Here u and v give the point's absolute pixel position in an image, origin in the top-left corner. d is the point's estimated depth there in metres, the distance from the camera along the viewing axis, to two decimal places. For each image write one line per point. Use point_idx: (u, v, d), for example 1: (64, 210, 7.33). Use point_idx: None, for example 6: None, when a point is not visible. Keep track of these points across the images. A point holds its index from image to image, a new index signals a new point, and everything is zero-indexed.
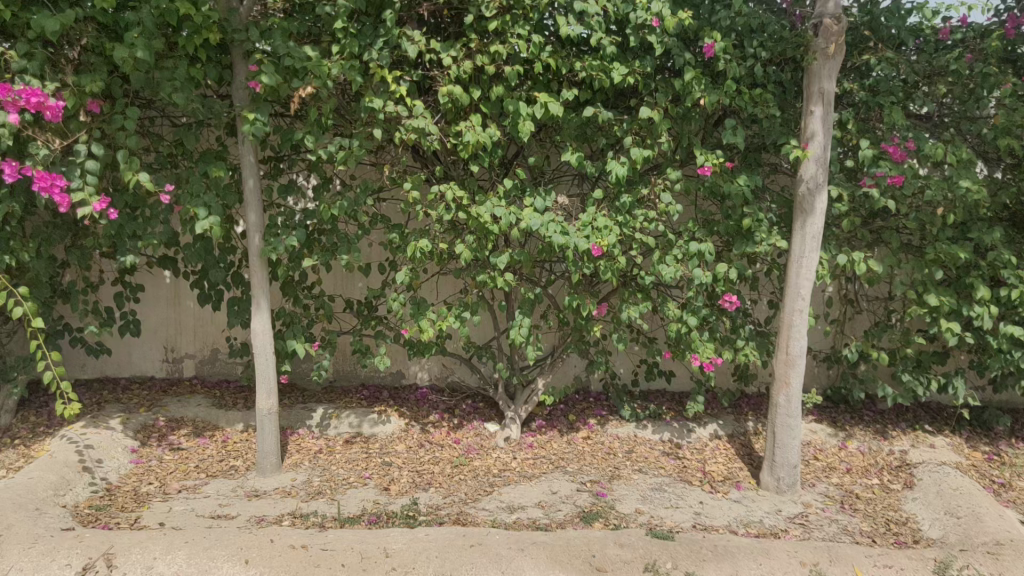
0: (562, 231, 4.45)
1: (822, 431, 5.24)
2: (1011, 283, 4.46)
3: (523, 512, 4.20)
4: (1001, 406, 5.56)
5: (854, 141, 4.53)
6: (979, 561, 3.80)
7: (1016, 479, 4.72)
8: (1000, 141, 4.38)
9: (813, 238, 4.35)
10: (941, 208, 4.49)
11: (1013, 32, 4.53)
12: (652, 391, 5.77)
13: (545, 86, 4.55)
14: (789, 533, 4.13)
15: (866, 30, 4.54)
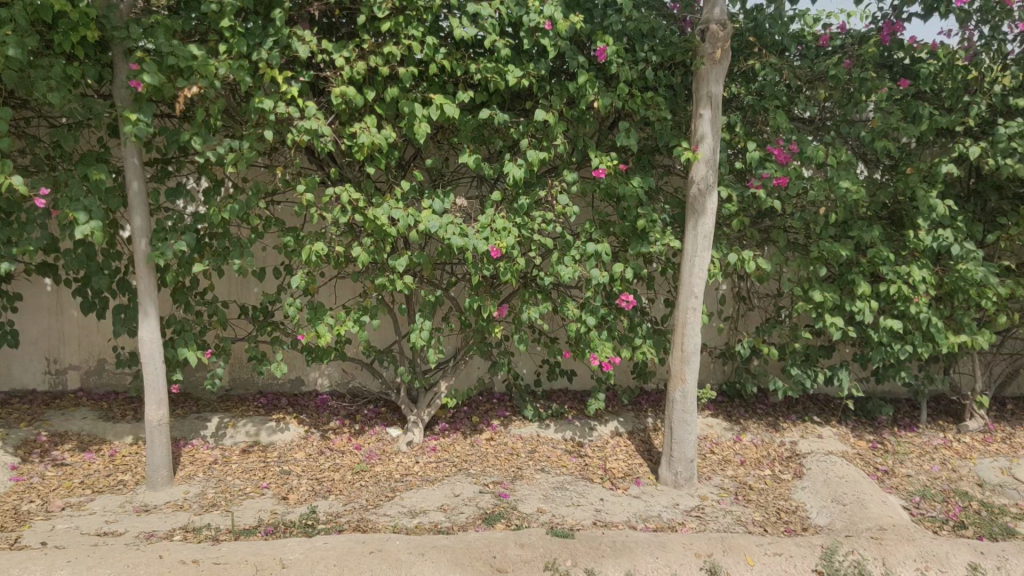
0: (461, 233, 4.44)
1: (718, 425, 5.39)
2: (890, 279, 4.68)
3: (425, 516, 4.17)
4: (884, 396, 5.83)
5: (741, 143, 4.67)
6: (863, 546, 3.97)
7: (898, 466, 4.95)
8: (878, 143, 4.60)
9: (705, 238, 4.46)
10: (824, 208, 4.70)
11: (889, 39, 4.72)
12: (555, 391, 5.82)
13: (441, 88, 4.54)
14: (686, 526, 4.22)
15: (751, 36, 4.71)
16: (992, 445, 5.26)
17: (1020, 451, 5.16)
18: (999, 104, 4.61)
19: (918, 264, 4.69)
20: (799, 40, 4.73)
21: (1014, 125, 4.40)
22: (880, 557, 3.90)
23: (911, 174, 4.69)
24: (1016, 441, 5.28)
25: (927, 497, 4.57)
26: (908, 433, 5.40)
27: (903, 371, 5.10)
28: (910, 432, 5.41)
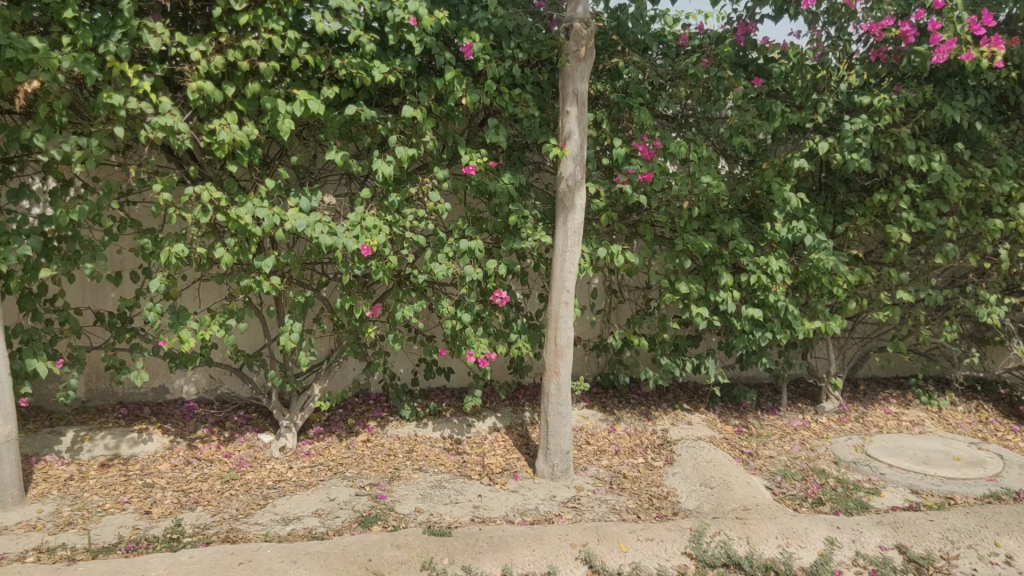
0: (330, 231, 4.34)
1: (594, 417, 5.49)
2: (750, 269, 4.88)
3: (298, 523, 4.06)
4: (748, 382, 6.08)
5: (608, 139, 4.77)
6: (729, 526, 4.13)
7: (761, 448, 5.17)
8: (736, 139, 4.80)
9: (575, 233, 4.52)
10: (687, 202, 4.86)
11: (743, 39, 4.93)
12: (432, 389, 5.80)
13: (305, 83, 4.43)
14: (562, 517, 4.28)
15: (614, 35, 4.81)
16: (846, 424, 5.57)
17: (871, 429, 5.49)
18: (845, 102, 4.88)
19: (775, 255, 4.91)
20: (660, 40, 4.93)
21: (858, 121, 4.66)
22: (745, 536, 4.08)
23: (767, 168, 4.91)
24: (868, 420, 5.61)
25: (788, 476, 4.80)
26: (771, 416, 5.66)
27: (764, 357, 5.33)
28: (772, 415, 5.66)
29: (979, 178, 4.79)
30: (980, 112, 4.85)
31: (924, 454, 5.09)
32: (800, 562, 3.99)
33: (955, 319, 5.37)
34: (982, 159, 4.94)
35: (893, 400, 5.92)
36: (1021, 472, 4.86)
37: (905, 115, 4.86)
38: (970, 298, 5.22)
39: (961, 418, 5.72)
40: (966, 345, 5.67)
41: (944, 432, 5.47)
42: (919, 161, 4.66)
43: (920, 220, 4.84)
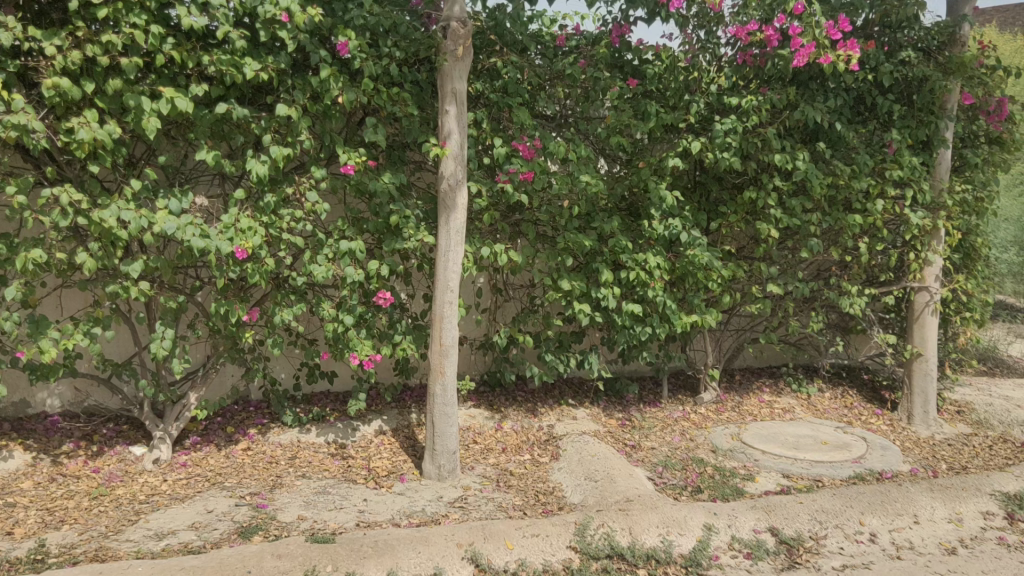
0: (202, 233, 4.18)
1: (480, 415, 5.50)
2: (630, 266, 4.99)
3: (173, 537, 3.88)
4: (631, 375, 6.22)
5: (488, 139, 4.79)
6: (612, 518, 4.21)
7: (643, 440, 5.31)
8: (613, 139, 4.91)
9: (457, 232, 4.51)
10: (567, 201, 4.94)
11: (618, 41, 5.03)
12: (316, 393, 5.69)
13: (172, 80, 4.26)
14: (449, 517, 4.26)
15: (492, 35, 4.83)
16: (723, 413, 5.78)
17: (747, 418, 5.72)
18: (716, 102, 5.05)
19: (653, 252, 5.04)
20: (538, 40, 4.95)
21: (728, 122, 4.84)
22: (628, 527, 4.16)
23: (643, 167, 5.03)
24: (743, 408, 5.84)
25: (669, 467, 4.94)
26: (653, 408, 5.81)
27: (645, 351, 5.47)
28: (654, 407, 5.82)
29: (840, 176, 5.05)
30: (839, 113, 5.11)
31: (795, 440, 5.34)
32: (680, 549, 4.10)
33: (821, 310, 5.65)
34: (842, 158, 5.21)
35: (767, 388, 6.18)
36: (883, 453, 5.16)
37: (771, 116, 5.07)
38: (834, 290, 5.50)
39: (829, 404, 6.02)
40: (832, 335, 5.97)
41: (813, 418, 5.75)
42: (784, 160, 4.89)
43: (787, 216, 5.07)
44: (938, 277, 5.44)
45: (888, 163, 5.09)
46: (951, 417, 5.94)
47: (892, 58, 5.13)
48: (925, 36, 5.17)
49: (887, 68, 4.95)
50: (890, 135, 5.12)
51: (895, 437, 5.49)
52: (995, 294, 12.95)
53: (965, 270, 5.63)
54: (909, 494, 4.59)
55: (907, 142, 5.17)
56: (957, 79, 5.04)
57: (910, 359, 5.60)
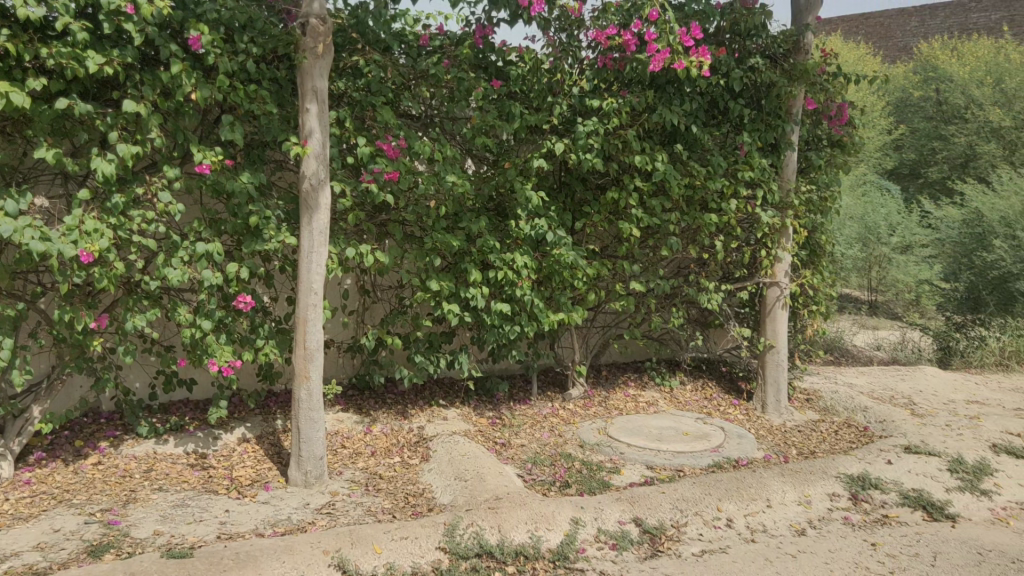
0: (42, 236, 3.92)
1: (349, 419, 5.41)
2: (497, 266, 5.03)
3: (15, 560, 3.61)
4: (501, 374, 6.27)
5: (351, 138, 4.72)
6: (481, 517, 4.22)
7: (513, 437, 5.36)
8: (478, 139, 4.95)
9: (320, 233, 4.41)
10: (433, 202, 4.93)
11: (481, 41, 5.06)
12: (173, 402, 5.47)
13: (6, 73, 3.98)
14: (315, 524, 4.17)
15: (354, 32, 4.77)
16: (591, 408, 5.91)
17: (613, 412, 5.86)
18: (578, 105, 5.16)
19: (520, 252, 5.10)
20: (401, 40, 4.92)
21: (590, 124, 4.95)
22: (497, 524, 4.19)
23: (509, 168, 5.08)
24: (610, 403, 5.99)
25: (538, 463, 5.01)
26: (522, 406, 5.87)
27: (514, 350, 5.52)
28: (524, 405, 5.89)
29: (697, 177, 5.26)
30: (695, 116, 5.31)
31: (658, 432, 5.52)
32: (548, 544, 4.16)
33: (681, 306, 5.87)
34: (698, 159, 5.42)
35: (632, 382, 6.35)
36: (739, 441, 5.41)
37: (631, 119, 5.21)
38: (692, 286, 5.72)
39: (690, 396, 6.26)
40: (691, 329, 6.21)
41: (675, 410, 5.96)
42: (644, 161, 5.05)
43: (647, 216, 5.25)
44: (787, 272, 5.75)
45: (740, 166, 5.32)
46: (801, 405, 6.30)
47: (741, 64, 5.38)
48: (772, 43, 5.42)
49: (738, 74, 5.19)
50: (741, 138, 5.36)
51: (750, 425, 5.77)
52: (843, 287, 13.77)
53: (812, 266, 5.98)
54: (762, 480, 4.82)
55: (758, 144, 5.41)
56: (801, 85, 5.35)
57: (763, 351, 5.89)
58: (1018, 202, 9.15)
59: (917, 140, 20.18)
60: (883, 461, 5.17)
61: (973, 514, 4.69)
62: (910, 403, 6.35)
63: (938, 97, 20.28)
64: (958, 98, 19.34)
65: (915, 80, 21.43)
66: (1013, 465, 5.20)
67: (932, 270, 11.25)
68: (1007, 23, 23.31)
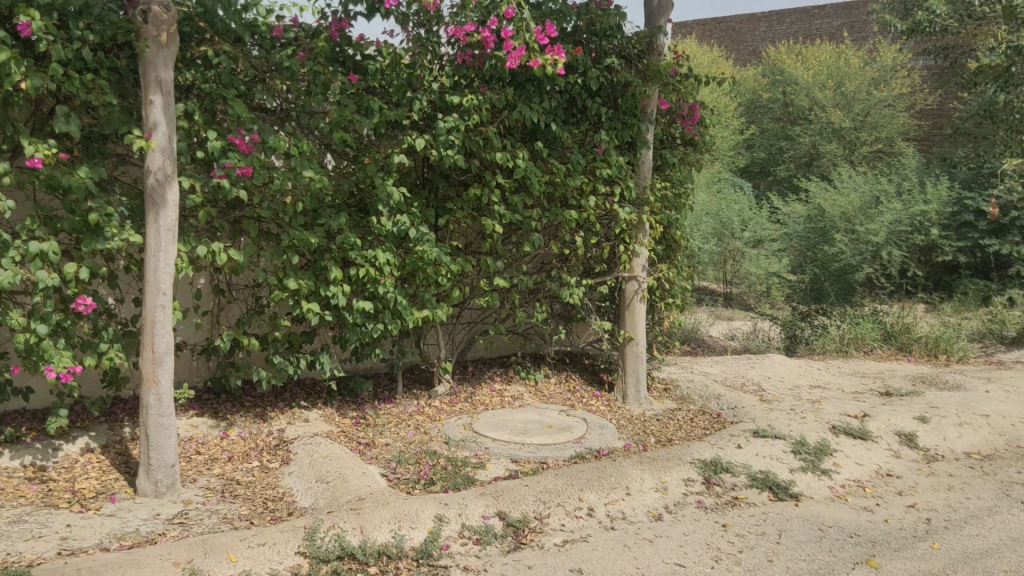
0: None
1: (204, 424, 5.19)
2: (358, 263, 4.95)
3: None
4: (364, 373, 6.18)
5: (201, 132, 4.53)
6: (343, 519, 4.13)
7: (378, 437, 5.29)
8: (336, 135, 4.85)
9: (168, 230, 4.20)
10: (290, 198, 4.80)
11: (338, 35, 4.99)
12: (7, 413, 5.11)
13: None
14: (166, 535, 3.97)
15: (202, 22, 4.58)
16: (456, 404, 5.92)
17: (478, 408, 5.89)
18: (438, 101, 5.15)
19: (381, 248, 5.04)
20: (253, 31, 4.78)
21: (450, 120, 4.95)
22: (359, 525, 4.12)
23: (369, 164, 5.00)
24: (475, 399, 6.02)
25: (402, 462, 4.97)
26: (387, 405, 5.81)
27: (378, 348, 5.45)
28: (388, 403, 5.83)
29: (556, 174, 5.35)
30: (554, 114, 5.39)
31: (523, 425, 5.58)
32: (412, 543, 4.13)
33: (544, 301, 5.96)
34: (558, 157, 5.51)
35: (497, 377, 6.40)
36: (600, 432, 5.56)
37: (491, 115, 5.24)
38: (555, 282, 5.81)
39: (554, 389, 6.37)
40: (555, 324, 6.31)
41: (540, 404, 6.06)
42: (505, 158, 5.09)
43: (510, 212, 5.30)
44: (645, 267, 5.95)
45: (598, 163, 5.47)
46: (659, 394, 6.53)
47: (598, 64, 5.50)
48: (627, 45, 5.57)
49: (595, 73, 5.32)
50: (599, 136, 5.49)
51: (612, 416, 5.93)
52: (699, 281, 14.31)
53: (668, 260, 6.21)
54: (622, 469, 4.96)
55: (614, 142, 5.56)
56: (654, 85, 5.53)
57: (623, 343, 6.06)
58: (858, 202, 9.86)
59: (767, 140, 21.32)
60: (734, 445, 5.41)
61: (815, 493, 4.99)
62: (759, 390, 6.69)
63: (785, 98, 21.44)
64: (802, 100, 20.50)
65: (764, 83, 22.56)
66: (849, 445, 5.55)
67: (779, 264, 11.88)
68: (847, 28, 24.62)
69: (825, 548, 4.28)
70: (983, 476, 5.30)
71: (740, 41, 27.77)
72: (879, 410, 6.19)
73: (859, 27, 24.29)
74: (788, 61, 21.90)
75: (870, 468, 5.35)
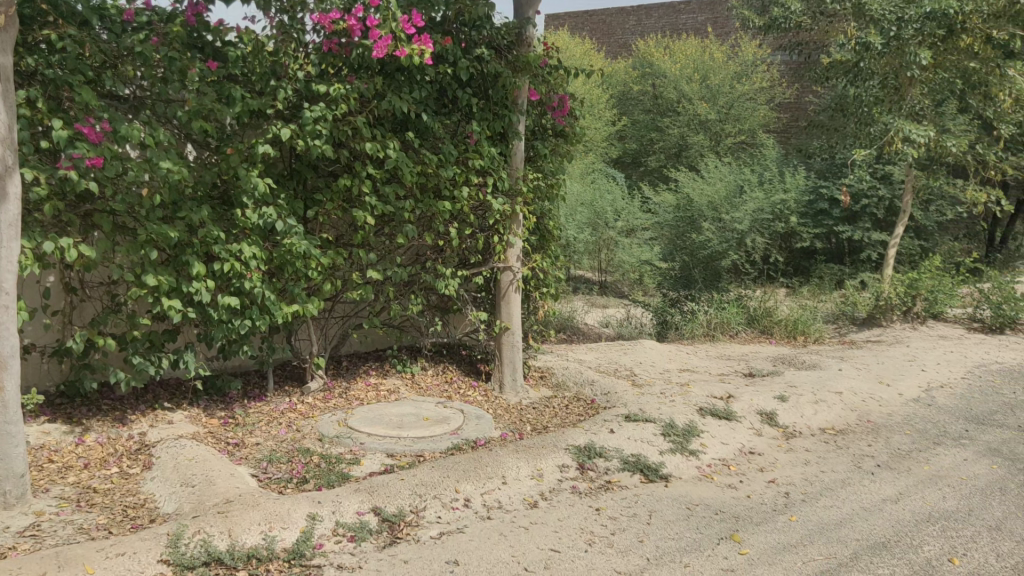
0: None
1: (57, 430, 4.89)
2: (223, 258, 4.77)
3: None
4: (233, 371, 5.98)
5: (45, 121, 4.25)
6: (210, 523, 3.98)
7: (247, 437, 5.14)
8: (195, 124, 4.64)
9: (10, 225, 3.90)
10: (147, 189, 4.56)
11: (194, 20, 4.76)
12: None
13: None
14: (16, 549, 3.71)
15: (43, 4, 4.34)
16: (330, 400, 5.82)
17: (353, 403, 5.81)
18: (303, 89, 5.00)
19: (247, 241, 4.88)
20: (101, 14, 4.49)
21: (317, 109, 4.82)
22: (227, 529, 3.96)
23: (232, 154, 4.81)
24: (351, 394, 5.93)
25: (274, 461, 4.84)
26: (257, 403, 5.64)
27: (245, 345, 5.28)
28: (259, 402, 5.66)
29: (428, 165, 5.31)
30: (425, 104, 5.35)
31: (398, 419, 5.54)
32: (283, 543, 4.01)
33: (419, 293, 5.92)
34: (430, 147, 5.46)
35: (372, 371, 6.32)
36: (477, 423, 5.57)
37: (360, 105, 5.15)
38: (429, 273, 5.78)
39: (431, 381, 6.35)
40: (431, 316, 6.28)
41: (416, 397, 6.03)
42: (375, 148, 5.00)
43: (381, 203, 5.22)
44: (519, 257, 6.02)
45: (470, 153, 5.47)
46: (536, 382, 6.62)
47: (468, 55, 5.49)
48: (496, 35, 5.58)
49: (465, 63, 5.29)
50: (471, 127, 5.48)
51: (488, 406, 5.97)
52: (574, 270, 14.55)
53: (541, 250, 6.31)
54: (497, 458, 5.00)
55: (486, 133, 5.57)
56: (524, 76, 5.58)
57: (499, 333, 6.10)
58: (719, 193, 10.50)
59: (639, 131, 21.92)
60: (606, 431, 5.53)
61: (684, 473, 5.16)
62: (631, 375, 6.87)
63: (655, 90, 22.05)
64: (670, 92, 21.08)
65: (633, 75, 23.14)
66: (715, 425, 5.77)
67: (649, 252, 12.22)
68: (711, 25, 25.33)
69: (692, 526, 4.43)
70: (837, 449, 5.62)
71: (612, 33, 28.45)
72: (743, 391, 6.47)
73: (722, 24, 25.17)
74: (657, 54, 22.51)
75: (734, 446, 5.58)
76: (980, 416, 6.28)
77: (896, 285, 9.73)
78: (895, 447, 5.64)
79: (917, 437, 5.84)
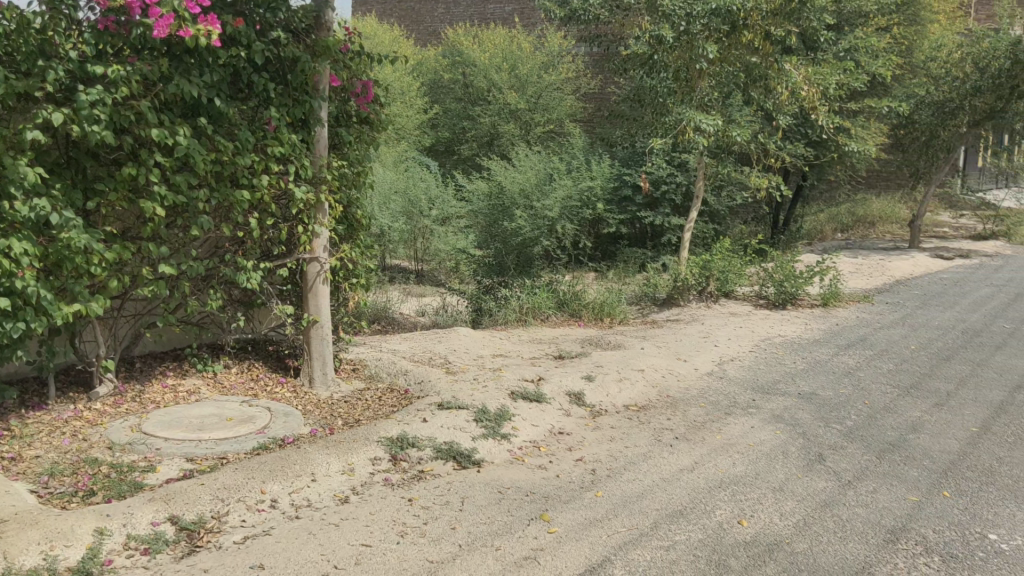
0: None
1: None
2: None
3: None
4: (8, 379, 5.46)
5: None
6: None
7: (25, 450, 4.70)
8: None
9: None
10: None
11: None
12: None
13: None
14: None
15: None
16: (122, 405, 5.44)
17: (149, 407, 5.46)
18: (78, 70, 4.60)
19: (18, 236, 4.36)
20: None
21: (93, 92, 4.45)
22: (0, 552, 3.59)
23: None
24: (145, 397, 5.57)
25: (56, 474, 4.45)
26: (36, 412, 5.17)
27: (20, 350, 4.82)
28: (39, 411, 5.19)
29: (223, 152, 5.06)
30: (217, 89, 5.04)
31: (198, 421, 5.26)
32: (66, 563, 3.68)
33: (219, 288, 5.65)
34: (224, 134, 5.20)
35: (169, 372, 5.97)
36: (284, 420, 5.40)
37: (144, 89, 4.81)
38: (228, 266, 5.53)
39: (235, 379, 6.10)
40: (233, 311, 6.02)
41: (219, 396, 5.76)
42: (162, 135, 4.69)
43: (172, 193, 4.91)
44: (325, 248, 5.90)
45: (268, 141, 5.27)
46: (348, 375, 6.49)
47: (263, 37, 5.27)
48: (292, 18, 5.42)
49: (259, 46, 5.07)
50: (268, 113, 5.27)
51: (298, 402, 5.80)
52: (390, 260, 14.42)
53: (349, 241, 6.20)
54: (305, 455, 4.87)
55: (285, 120, 5.37)
56: (324, 61, 5.44)
57: (307, 326, 5.94)
58: (530, 178, 11.05)
59: (452, 119, 22.08)
60: (419, 420, 5.51)
61: (496, 457, 5.22)
62: (446, 363, 6.88)
63: (465, 79, 22.33)
64: (481, 81, 21.39)
65: (446, 64, 23.25)
66: (526, 408, 5.89)
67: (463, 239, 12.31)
68: (517, 15, 25.64)
69: (503, 508, 4.50)
70: (639, 425, 5.88)
71: (421, 21, 28.44)
72: (551, 373, 6.64)
73: (527, 14, 25.50)
74: (468, 43, 22.71)
75: (544, 428, 5.71)
76: (764, 386, 6.79)
77: (691, 267, 10.34)
78: (691, 420, 5.98)
79: (711, 409, 6.22)
